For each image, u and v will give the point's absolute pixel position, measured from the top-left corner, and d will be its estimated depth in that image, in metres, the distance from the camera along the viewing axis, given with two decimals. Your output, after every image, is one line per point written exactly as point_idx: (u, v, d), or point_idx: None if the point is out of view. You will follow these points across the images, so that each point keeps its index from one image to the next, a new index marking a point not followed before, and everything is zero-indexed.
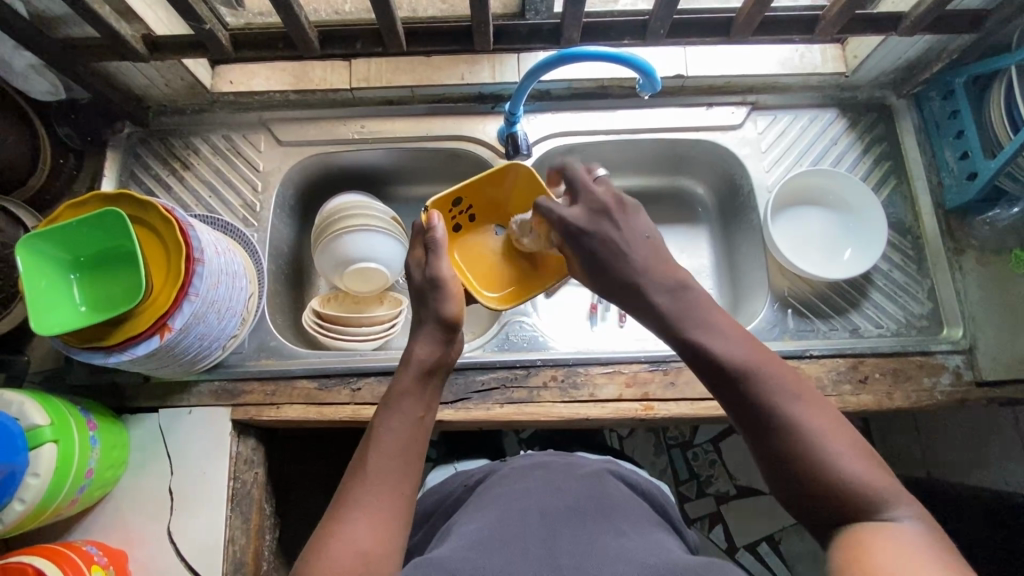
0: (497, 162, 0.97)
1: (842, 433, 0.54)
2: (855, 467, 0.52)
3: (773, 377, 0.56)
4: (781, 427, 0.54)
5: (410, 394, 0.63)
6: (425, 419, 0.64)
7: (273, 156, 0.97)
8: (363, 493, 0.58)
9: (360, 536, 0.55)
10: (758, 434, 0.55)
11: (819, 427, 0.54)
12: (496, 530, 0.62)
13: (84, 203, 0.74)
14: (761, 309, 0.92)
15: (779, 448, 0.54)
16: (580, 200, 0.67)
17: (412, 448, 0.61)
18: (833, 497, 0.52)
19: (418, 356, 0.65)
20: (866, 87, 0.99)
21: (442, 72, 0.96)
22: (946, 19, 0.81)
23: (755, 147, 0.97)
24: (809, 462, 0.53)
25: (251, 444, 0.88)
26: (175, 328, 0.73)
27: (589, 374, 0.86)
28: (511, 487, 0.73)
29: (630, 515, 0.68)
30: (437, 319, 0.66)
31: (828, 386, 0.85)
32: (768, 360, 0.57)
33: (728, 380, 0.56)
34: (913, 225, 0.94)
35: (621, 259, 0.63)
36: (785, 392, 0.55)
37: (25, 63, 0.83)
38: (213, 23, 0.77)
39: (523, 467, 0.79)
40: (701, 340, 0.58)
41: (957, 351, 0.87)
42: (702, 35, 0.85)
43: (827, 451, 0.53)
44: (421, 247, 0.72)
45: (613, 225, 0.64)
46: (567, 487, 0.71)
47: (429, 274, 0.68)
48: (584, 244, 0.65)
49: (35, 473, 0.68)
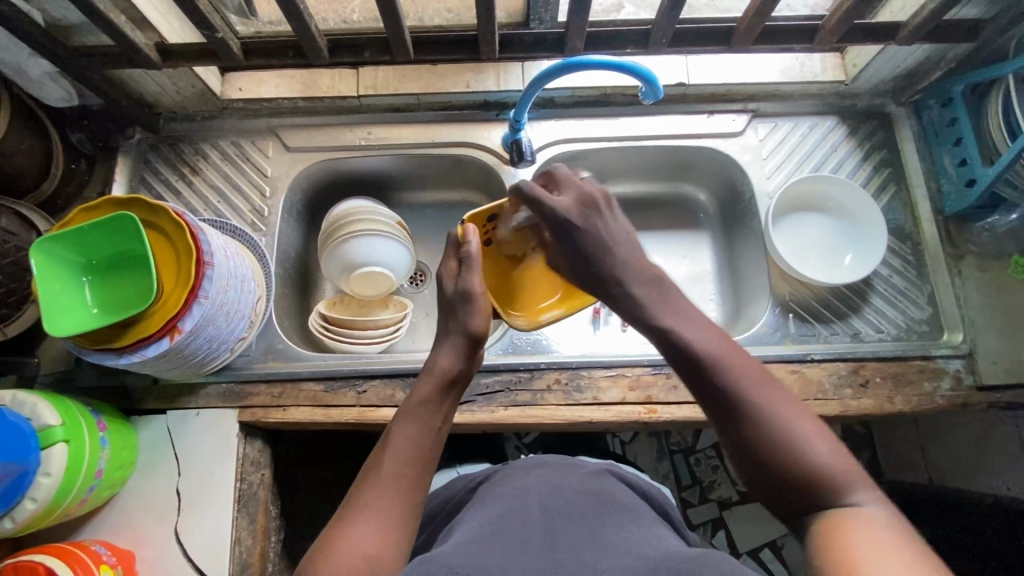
0: (501, 169, 0.99)
1: (809, 423, 0.55)
2: (822, 454, 0.53)
3: (743, 364, 0.58)
4: (749, 413, 0.55)
5: (428, 404, 0.64)
6: (440, 430, 0.65)
7: (281, 162, 0.98)
8: (376, 497, 0.58)
9: (367, 541, 0.55)
10: (726, 422, 0.56)
11: (786, 411, 0.55)
12: (498, 526, 0.63)
13: (98, 208, 0.76)
14: (763, 314, 0.93)
15: (747, 433, 0.55)
16: (570, 192, 0.69)
17: (424, 456, 0.62)
18: (798, 480, 0.53)
19: (440, 366, 0.67)
20: (865, 94, 1.01)
21: (447, 80, 0.98)
22: (943, 29, 0.82)
23: (756, 154, 0.99)
24: (776, 451, 0.54)
25: (257, 446, 0.89)
26: (184, 330, 0.74)
27: (592, 377, 0.87)
28: (512, 486, 0.73)
29: (633, 516, 0.69)
30: (464, 333, 0.68)
31: (829, 390, 0.86)
32: (735, 354, 0.58)
33: (699, 367, 0.58)
34: (913, 232, 0.96)
35: (602, 253, 0.66)
36: (752, 383, 0.56)
37: (41, 71, 0.84)
38: (224, 32, 0.79)
39: (523, 467, 0.79)
40: (673, 330, 0.61)
41: (957, 355, 0.88)
42: (704, 44, 0.86)
43: (795, 440, 0.54)
44: (454, 259, 0.73)
45: (598, 219, 0.66)
46: (567, 486, 0.72)
47: (462, 287, 0.69)
48: (574, 234, 0.67)
49: (47, 473, 0.69)
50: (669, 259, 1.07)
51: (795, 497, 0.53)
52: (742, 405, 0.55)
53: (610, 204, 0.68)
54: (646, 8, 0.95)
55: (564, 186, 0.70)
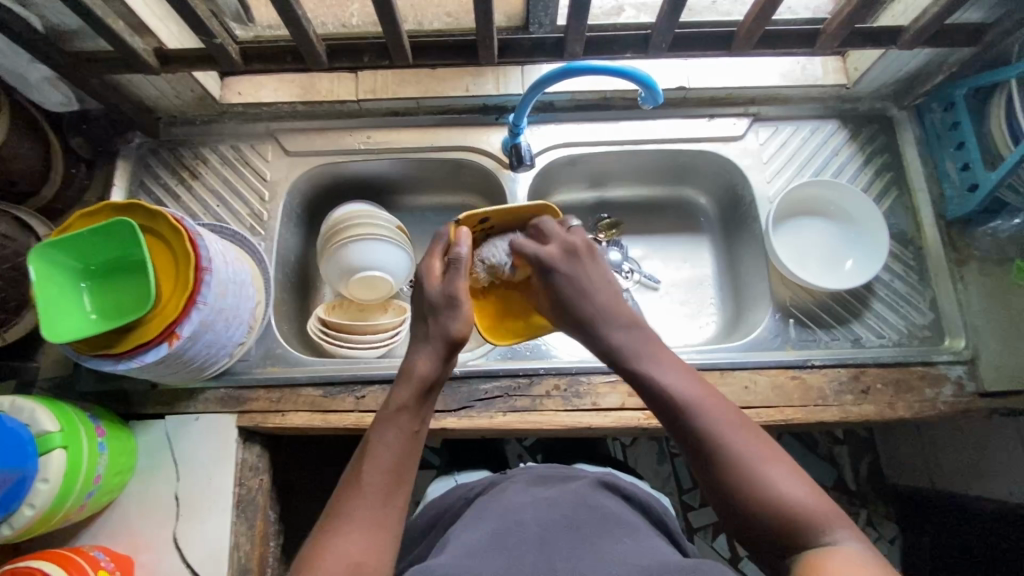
0: (500, 173, 0.98)
1: (784, 464, 0.57)
2: (799, 492, 0.55)
3: (716, 407, 0.60)
4: (723, 458, 0.57)
5: (407, 409, 0.64)
6: (420, 434, 0.64)
7: (281, 167, 0.98)
8: (359, 504, 0.58)
9: (352, 546, 0.55)
10: (703, 464, 0.59)
11: (757, 454, 0.57)
12: (495, 542, 0.63)
13: (97, 213, 0.76)
14: (763, 320, 0.93)
15: (718, 473, 0.58)
16: (553, 240, 0.73)
17: (405, 463, 0.62)
18: (765, 520, 0.55)
19: (417, 371, 0.66)
20: (867, 98, 1.00)
21: (446, 84, 0.98)
22: (945, 33, 0.81)
23: (757, 158, 0.98)
24: (757, 489, 0.56)
25: (256, 451, 0.89)
26: (183, 335, 0.74)
27: (591, 383, 0.87)
28: (510, 500, 0.73)
29: (628, 526, 0.68)
30: (443, 338, 0.67)
31: (831, 397, 0.86)
32: (709, 396, 0.61)
33: (674, 410, 0.61)
34: (914, 236, 0.95)
35: (583, 299, 0.70)
36: (725, 425, 0.59)
37: (41, 76, 0.84)
38: (223, 38, 0.78)
39: (521, 481, 0.78)
40: (654, 372, 0.63)
41: (959, 362, 0.87)
42: (704, 49, 0.85)
43: (773, 479, 0.56)
44: (438, 260, 0.72)
45: (583, 267, 0.71)
46: (565, 499, 0.72)
47: (446, 290, 0.69)
48: (557, 279, 0.71)
49: (45, 478, 0.69)
50: (668, 263, 1.07)
51: (775, 541, 0.55)
52: (714, 447, 0.58)
53: (591, 257, 0.72)
54: (647, 12, 0.94)
55: (550, 236, 0.73)
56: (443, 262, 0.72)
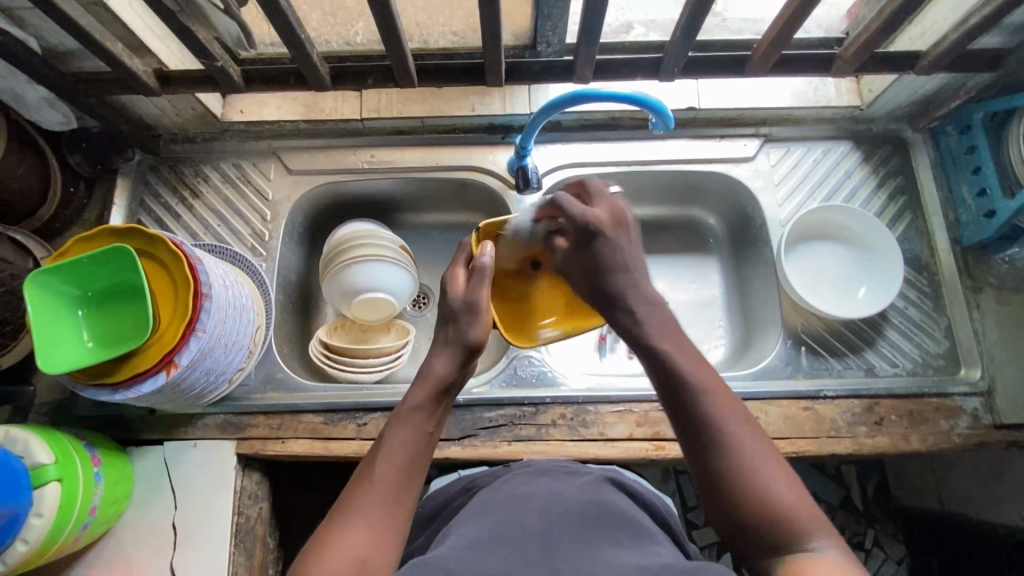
0: (506, 194, 0.97)
1: (777, 462, 0.54)
2: (787, 493, 0.52)
3: (725, 393, 0.58)
4: (716, 438, 0.55)
5: (423, 409, 0.62)
6: (433, 436, 0.63)
7: (283, 185, 0.97)
8: (367, 502, 0.56)
9: (359, 543, 0.53)
10: (693, 442, 0.56)
11: (752, 445, 0.55)
12: (494, 536, 0.58)
13: (94, 238, 0.74)
14: (774, 347, 0.90)
15: (706, 455, 0.55)
16: (601, 205, 0.72)
17: (418, 461, 0.60)
18: (743, 510, 0.52)
19: (434, 372, 0.65)
20: (881, 119, 0.98)
21: (452, 103, 0.97)
22: (966, 58, 0.79)
23: (767, 180, 0.96)
24: (743, 477, 0.53)
25: (256, 479, 0.87)
26: (181, 364, 0.72)
27: (599, 412, 0.85)
28: (512, 491, 0.69)
29: (637, 526, 0.64)
30: (462, 343, 0.67)
31: (844, 428, 0.84)
32: (717, 380, 0.59)
33: (677, 386, 0.58)
34: (929, 262, 0.93)
35: (617, 271, 0.67)
36: (727, 409, 0.57)
37: (38, 96, 0.82)
38: (225, 60, 0.76)
39: (525, 474, 0.74)
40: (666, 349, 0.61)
41: (976, 393, 0.85)
42: (717, 73, 0.83)
43: (764, 473, 0.53)
44: (463, 268, 0.73)
45: (621, 240, 0.69)
46: (567, 495, 0.67)
47: (467, 298, 0.68)
48: (599, 243, 0.68)
49: (38, 513, 0.67)
50: (676, 284, 1.05)
51: (750, 533, 0.52)
52: (710, 428, 0.55)
53: (630, 226, 0.70)
54: (656, 29, 0.93)
55: (596, 198, 0.72)
56: (466, 270, 0.73)
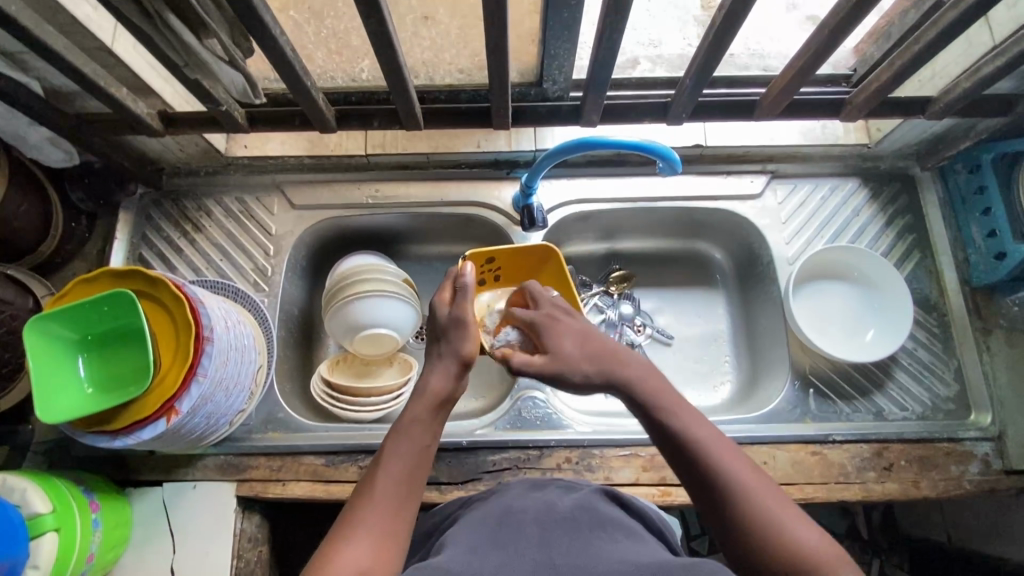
0: (512, 230, 0.95)
1: (794, 512, 0.53)
2: (812, 539, 0.50)
3: (726, 449, 0.56)
4: (730, 497, 0.53)
5: (421, 422, 0.60)
6: (431, 448, 0.60)
7: (286, 220, 0.96)
8: (366, 516, 0.54)
9: (360, 555, 0.51)
10: (709, 504, 0.54)
11: (767, 498, 0.53)
12: (493, 542, 0.52)
13: (94, 279, 0.73)
14: (783, 389, 0.89)
15: (725, 516, 0.53)
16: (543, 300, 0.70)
17: (416, 475, 0.58)
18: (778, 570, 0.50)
19: (432, 388, 0.62)
20: (888, 157, 0.98)
21: (460, 140, 0.98)
22: (978, 104, 0.78)
23: (775, 217, 0.95)
24: (764, 532, 0.51)
25: (255, 521, 0.86)
26: (182, 411, 0.71)
27: (604, 456, 0.84)
28: (507, 505, 0.61)
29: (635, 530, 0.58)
30: (457, 355, 0.63)
31: (853, 473, 0.83)
32: (717, 436, 0.57)
33: (681, 447, 0.57)
34: (938, 302, 0.92)
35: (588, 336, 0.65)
36: (735, 466, 0.55)
37: (41, 136, 0.82)
38: (229, 103, 0.75)
39: (519, 485, 0.68)
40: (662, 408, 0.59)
41: (987, 438, 0.84)
42: (725, 118, 0.82)
43: (784, 526, 0.51)
44: (450, 291, 0.69)
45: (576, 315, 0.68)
46: (563, 500, 0.61)
47: (455, 314, 0.65)
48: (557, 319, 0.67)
49: (36, 565, 0.66)
50: (682, 319, 1.04)
51: None
52: (723, 488, 0.54)
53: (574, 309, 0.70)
54: (663, 64, 0.91)
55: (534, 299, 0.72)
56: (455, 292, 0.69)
